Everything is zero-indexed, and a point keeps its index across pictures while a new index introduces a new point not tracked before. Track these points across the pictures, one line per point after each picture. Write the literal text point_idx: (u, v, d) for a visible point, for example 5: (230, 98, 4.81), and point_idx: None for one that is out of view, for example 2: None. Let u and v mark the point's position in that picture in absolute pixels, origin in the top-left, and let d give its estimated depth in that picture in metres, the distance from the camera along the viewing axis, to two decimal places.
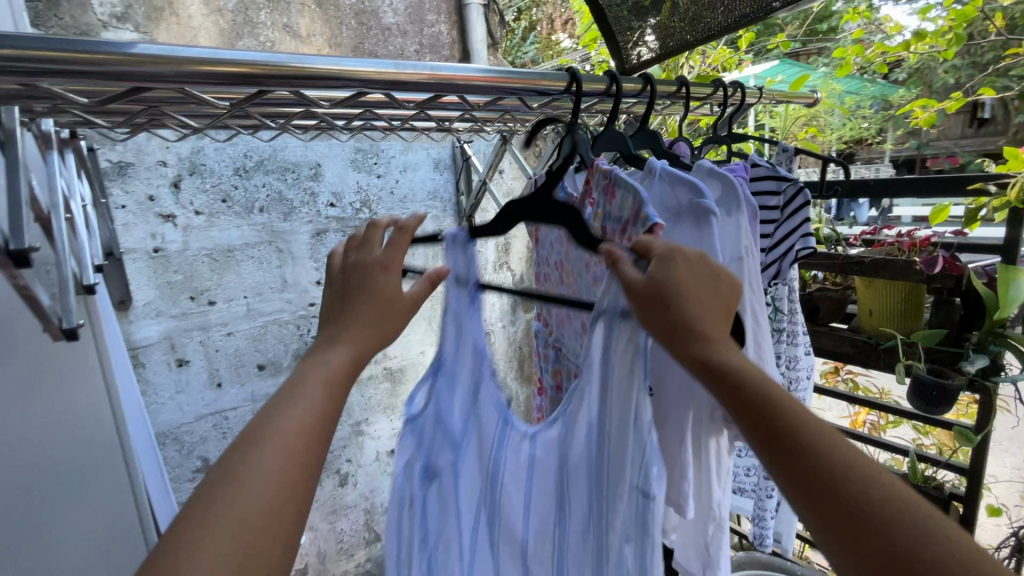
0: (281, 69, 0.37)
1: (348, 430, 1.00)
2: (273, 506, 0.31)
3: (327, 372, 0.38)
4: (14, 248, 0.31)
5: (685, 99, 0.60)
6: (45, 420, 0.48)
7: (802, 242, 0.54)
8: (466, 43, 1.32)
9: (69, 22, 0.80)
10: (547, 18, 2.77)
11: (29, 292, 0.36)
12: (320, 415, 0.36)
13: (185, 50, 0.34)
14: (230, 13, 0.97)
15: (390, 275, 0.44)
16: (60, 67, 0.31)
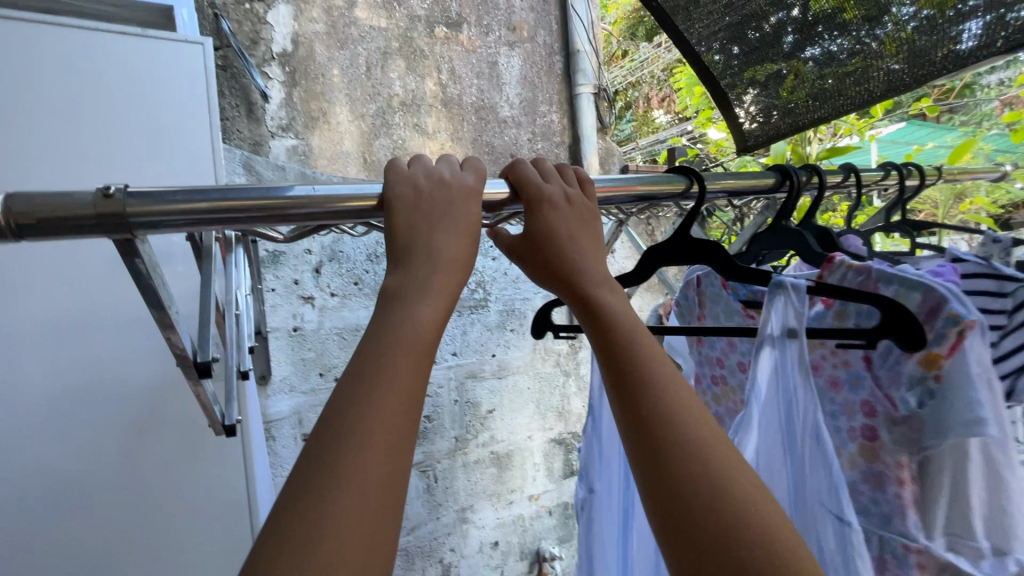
0: (427, 182, 0.37)
1: (453, 516, 0.97)
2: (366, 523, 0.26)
3: (412, 336, 0.32)
4: (201, 361, 0.37)
5: (856, 188, 0.57)
6: (204, 490, 0.62)
7: None
8: (576, 128, 1.37)
9: (246, 135, 0.96)
10: (644, 97, 2.87)
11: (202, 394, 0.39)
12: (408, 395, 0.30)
13: (339, 188, 0.37)
14: (371, 118, 1.10)
15: (462, 215, 0.37)
16: (249, 207, 0.34)
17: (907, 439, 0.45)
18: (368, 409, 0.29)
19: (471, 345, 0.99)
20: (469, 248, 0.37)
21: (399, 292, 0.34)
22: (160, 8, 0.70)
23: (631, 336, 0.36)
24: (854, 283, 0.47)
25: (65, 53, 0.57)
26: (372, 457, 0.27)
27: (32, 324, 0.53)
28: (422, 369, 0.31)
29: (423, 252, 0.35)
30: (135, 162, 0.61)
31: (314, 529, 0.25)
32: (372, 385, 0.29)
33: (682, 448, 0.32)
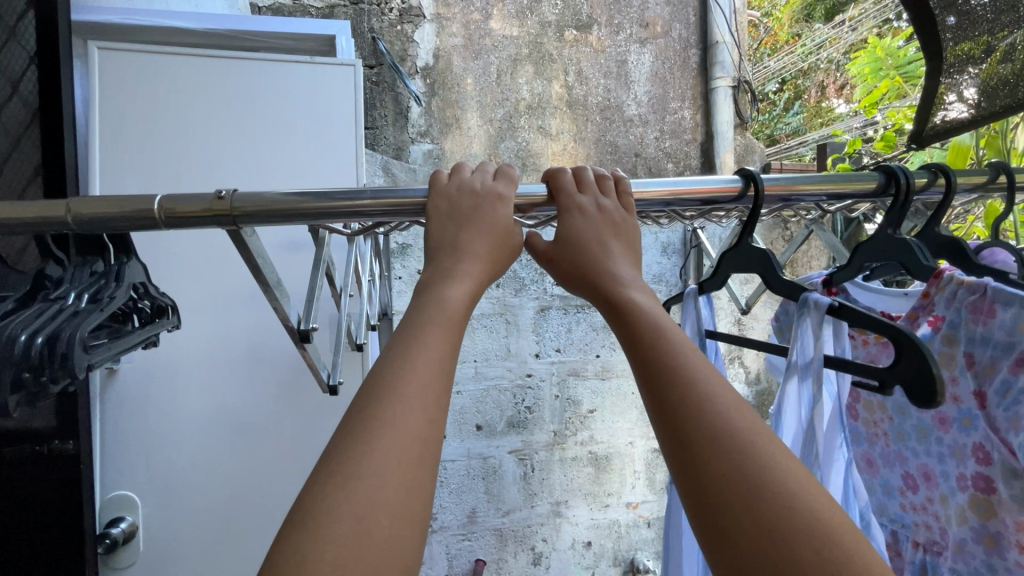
0: (465, 186, 0.41)
1: (547, 508, 1.00)
2: (403, 453, 0.28)
3: (445, 305, 0.35)
4: (304, 328, 0.44)
5: (1008, 191, 0.48)
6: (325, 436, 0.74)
7: None
8: (710, 124, 1.28)
9: (391, 142, 1.11)
10: (818, 85, 2.53)
11: (312, 360, 0.48)
12: (445, 352, 0.33)
13: (400, 191, 0.40)
14: (498, 122, 1.17)
15: (497, 211, 0.40)
16: (315, 207, 0.38)
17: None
18: (406, 367, 0.31)
19: (576, 343, 1.00)
20: (495, 247, 0.40)
21: (428, 286, 0.37)
22: (328, 37, 0.86)
23: (660, 331, 0.36)
24: (966, 302, 0.41)
25: (259, 85, 0.75)
26: (413, 407, 0.30)
27: (229, 290, 0.72)
28: (454, 343, 0.34)
29: (452, 250, 0.39)
30: (301, 168, 0.76)
31: (359, 452, 0.27)
32: (409, 352, 0.32)
33: (714, 434, 0.30)
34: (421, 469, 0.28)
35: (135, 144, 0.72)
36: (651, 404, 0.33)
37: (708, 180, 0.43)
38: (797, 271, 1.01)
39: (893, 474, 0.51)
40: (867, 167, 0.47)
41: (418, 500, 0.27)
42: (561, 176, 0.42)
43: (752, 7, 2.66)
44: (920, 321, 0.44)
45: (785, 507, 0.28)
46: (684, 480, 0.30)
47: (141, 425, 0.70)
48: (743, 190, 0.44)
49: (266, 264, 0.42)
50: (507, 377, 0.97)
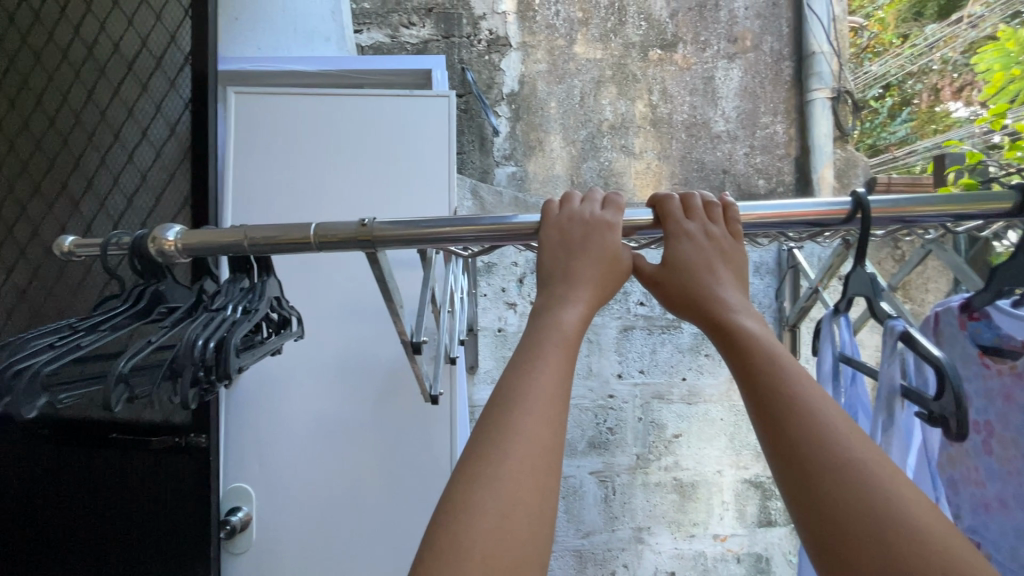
0: (571, 212, 0.42)
1: (629, 533, 0.97)
2: (535, 464, 0.30)
3: (559, 327, 0.37)
4: (415, 340, 0.48)
5: None
6: (419, 443, 0.78)
7: None
8: (805, 138, 1.22)
9: (478, 166, 1.17)
10: (930, 89, 2.30)
11: (418, 372, 0.51)
12: (565, 368, 0.35)
13: (511, 218, 0.43)
14: (580, 143, 1.20)
15: (608, 238, 0.42)
16: (428, 233, 0.42)
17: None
18: (532, 378, 0.33)
19: (660, 365, 0.98)
20: (604, 273, 0.41)
21: (541, 309, 0.39)
22: (426, 72, 0.93)
23: (774, 356, 0.35)
24: None
25: (366, 119, 0.82)
26: (541, 419, 0.32)
27: (336, 305, 0.79)
28: (574, 359, 0.36)
29: (563, 277, 0.41)
30: (400, 192, 0.82)
31: (495, 459, 0.30)
32: (532, 366, 0.34)
33: (838, 465, 0.30)
34: (551, 475, 0.30)
35: (262, 174, 0.81)
36: (763, 427, 0.33)
37: (815, 202, 0.42)
38: (911, 295, 0.93)
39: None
40: (1004, 183, 0.43)
41: (549, 504, 0.29)
42: (669, 201, 0.43)
43: (851, 12, 2.50)
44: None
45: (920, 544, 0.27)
46: (809, 520, 0.30)
47: (260, 424, 0.78)
48: (852, 213, 0.42)
49: (390, 282, 0.46)
50: (588, 397, 0.97)
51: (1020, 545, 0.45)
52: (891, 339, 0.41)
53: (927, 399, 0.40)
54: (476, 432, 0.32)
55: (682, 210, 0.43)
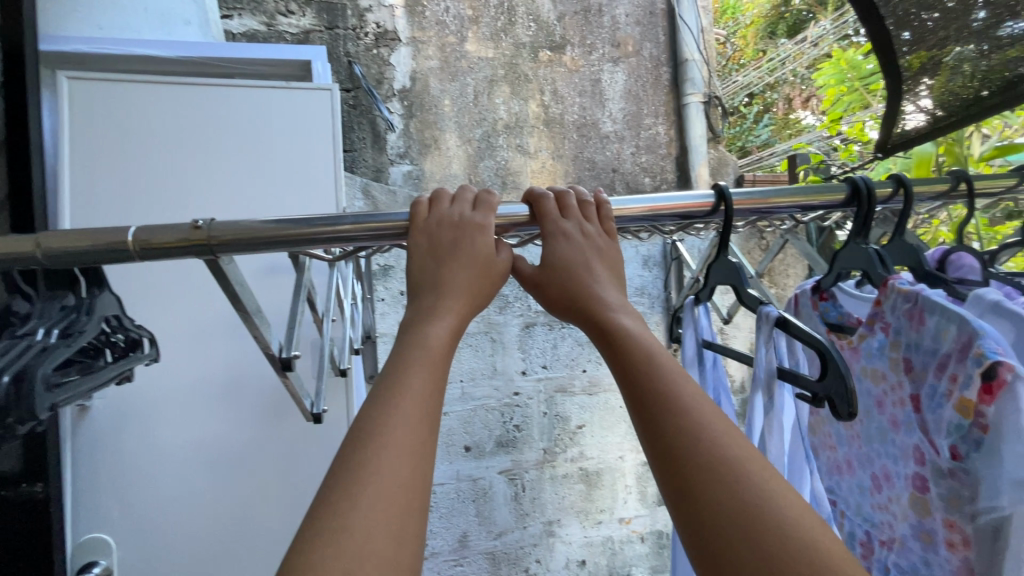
0: (447, 214, 0.41)
1: (540, 528, 0.98)
2: (394, 506, 0.29)
3: (428, 347, 0.36)
4: (285, 355, 0.43)
5: (969, 199, 0.49)
6: (313, 462, 0.73)
7: None
8: (683, 139, 1.31)
9: (371, 164, 1.12)
10: (785, 98, 2.61)
11: (294, 391, 0.47)
12: (431, 393, 0.34)
13: (380, 217, 0.41)
14: (476, 142, 1.19)
15: (482, 241, 0.41)
16: (288, 234, 0.38)
17: (956, 495, 0.40)
18: (393, 409, 0.32)
19: (562, 359, 1.00)
20: (480, 280, 0.41)
21: (414, 323, 0.38)
22: (304, 63, 0.86)
23: (655, 357, 0.36)
24: (905, 310, 0.43)
25: (235, 112, 0.74)
26: (400, 453, 0.31)
27: (207, 318, 0.71)
28: (441, 381, 0.35)
29: (434, 287, 0.40)
30: (278, 193, 0.75)
31: (348, 506, 0.28)
32: (395, 407, 0.32)
33: (711, 463, 0.31)
34: (414, 516, 0.29)
35: (104, 172, 0.70)
36: (647, 432, 0.34)
37: (682, 196, 0.44)
38: (775, 280, 1.03)
39: (863, 476, 0.50)
40: (836, 178, 0.48)
41: (410, 545, 0.28)
42: (545, 199, 0.43)
43: (718, 26, 2.76)
44: (876, 328, 0.47)
45: (780, 534, 0.28)
46: (684, 514, 0.31)
47: (117, 460, 0.68)
48: (715, 206, 0.45)
49: (246, 291, 0.41)
50: (494, 397, 0.97)
51: (862, 499, 0.50)
52: (767, 327, 0.43)
53: (808, 382, 0.41)
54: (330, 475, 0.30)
55: (558, 210, 0.43)
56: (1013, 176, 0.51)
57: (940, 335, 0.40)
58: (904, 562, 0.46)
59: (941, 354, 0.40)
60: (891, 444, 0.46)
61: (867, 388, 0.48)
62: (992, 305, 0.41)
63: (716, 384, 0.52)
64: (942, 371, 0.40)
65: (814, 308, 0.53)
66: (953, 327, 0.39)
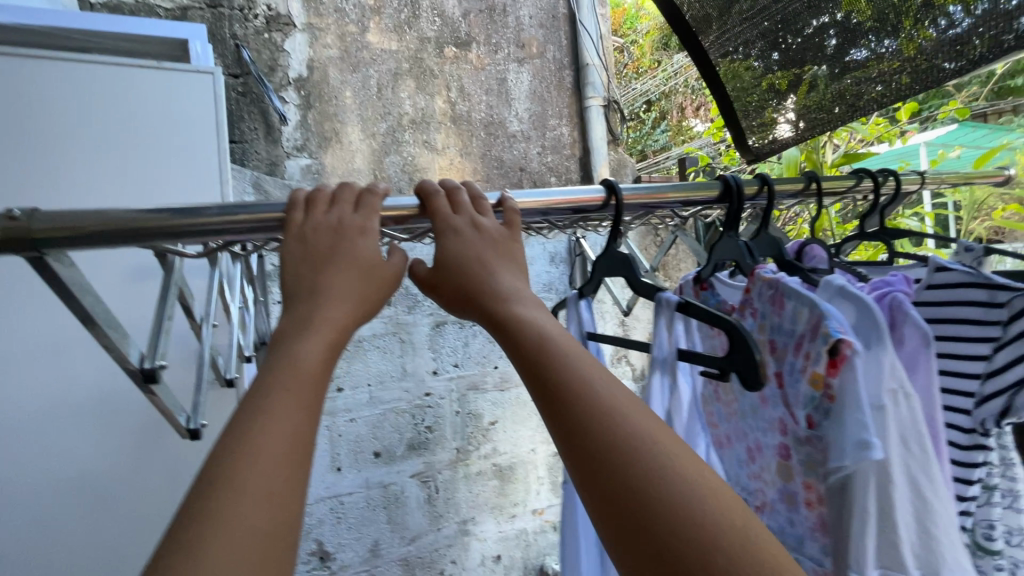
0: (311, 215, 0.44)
1: (454, 528, 0.97)
2: (249, 536, 0.30)
3: (293, 365, 0.37)
4: (148, 368, 0.39)
5: (818, 197, 0.56)
6: None
7: None
8: (586, 140, 1.37)
9: (264, 157, 1.04)
10: (677, 106, 2.82)
11: (164, 408, 0.42)
12: (294, 416, 0.35)
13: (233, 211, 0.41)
14: (381, 136, 1.15)
15: (365, 238, 0.43)
16: (124, 228, 0.38)
17: (812, 460, 0.46)
18: (248, 441, 0.33)
19: (474, 357, 1.00)
20: (364, 276, 0.43)
21: (292, 328, 0.39)
22: (178, 42, 0.78)
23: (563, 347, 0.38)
24: (768, 296, 0.48)
25: (95, 95, 0.66)
26: (255, 484, 0.32)
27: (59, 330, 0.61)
28: (304, 401, 0.36)
29: (317, 285, 0.41)
30: (153, 186, 0.69)
31: (196, 547, 0.29)
32: (251, 437, 0.33)
33: (602, 438, 0.34)
34: (271, 541, 0.30)
35: None
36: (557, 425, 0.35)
37: (576, 190, 0.47)
38: (669, 274, 1.11)
39: (739, 448, 0.55)
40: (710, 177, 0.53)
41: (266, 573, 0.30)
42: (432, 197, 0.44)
43: (617, 35, 2.91)
44: (747, 313, 0.51)
45: (680, 508, 0.31)
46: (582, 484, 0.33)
47: None
48: (607, 199, 0.47)
49: (92, 293, 0.38)
50: (405, 399, 0.94)
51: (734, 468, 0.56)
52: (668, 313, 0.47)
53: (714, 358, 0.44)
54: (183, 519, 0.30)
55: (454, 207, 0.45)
56: (850, 176, 0.58)
57: (795, 317, 0.45)
58: (774, 525, 0.51)
59: (796, 333, 0.46)
60: (760, 420, 0.51)
61: None
62: (838, 288, 0.47)
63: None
64: (799, 349, 0.45)
65: (696, 296, 0.57)
66: (806, 309, 0.44)
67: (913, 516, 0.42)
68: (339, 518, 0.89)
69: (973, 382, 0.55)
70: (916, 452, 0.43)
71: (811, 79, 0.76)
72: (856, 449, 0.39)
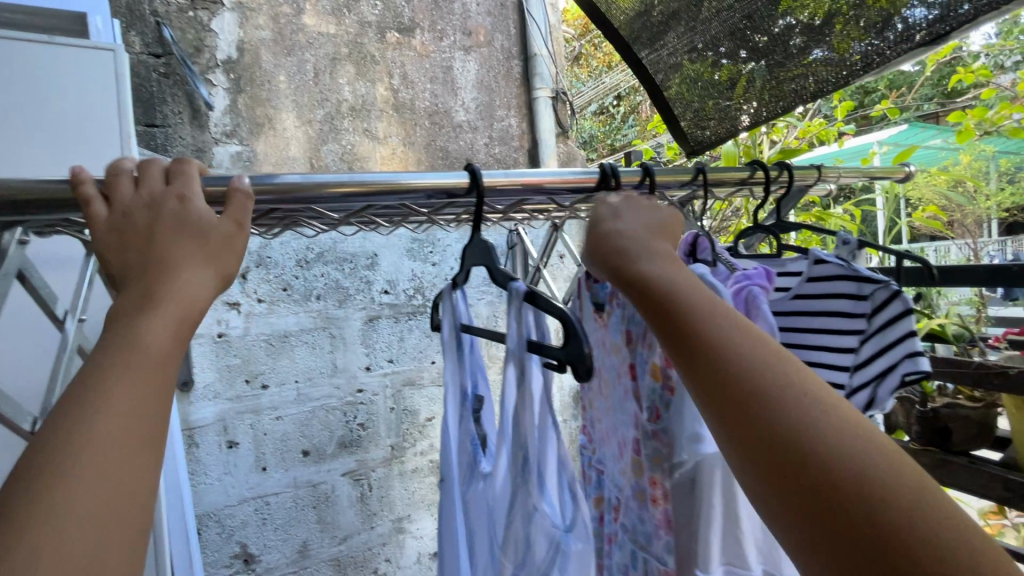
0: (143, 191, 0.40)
1: (389, 526, 0.96)
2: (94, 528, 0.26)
3: (132, 345, 0.32)
4: None
5: (705, 188, 0.54)
6: None
7: (910, 362, 0.47)
8: (534, 133, 1.35)
9: (188, 142, 0.98)
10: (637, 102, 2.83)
11: None
12: (136, 402, 0.30)
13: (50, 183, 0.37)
14: (318, 123, 1.11)
15: (189, 202, 0.38)
16: None
17: (657, 455, 0.44)
18: (85, 431, 0.28)
19: (409, 352, 0.98)
20: (208, 245, 0.38)
21: (129, 307, 0.33)
22: (76, 15, 0.72)
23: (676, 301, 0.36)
24: None
25: None
26: (91, 478, 0.27)
27: None
28: (150, 384, 0.31)
29: (145, 249, 0.36)
30: (40, 155, 0.64)
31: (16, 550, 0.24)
32: (85, 427, 0.29)
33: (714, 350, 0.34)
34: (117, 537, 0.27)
35: None
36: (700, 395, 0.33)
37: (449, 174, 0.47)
38: None
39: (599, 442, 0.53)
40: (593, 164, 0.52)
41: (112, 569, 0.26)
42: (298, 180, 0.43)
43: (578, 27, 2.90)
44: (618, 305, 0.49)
45: (821, 449, 0.28)
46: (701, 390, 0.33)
47: None
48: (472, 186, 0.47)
49: None
50: (335, 396, 0.91)
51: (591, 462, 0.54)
52: (517, 301, 0.41)
53: (554, 349, 0.40)
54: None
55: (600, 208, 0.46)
56: (747, 168, 0.56)
57: None
58: (627, 523, 0.46)
59: None
60: (622, 411, 0.48)
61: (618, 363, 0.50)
62: (701, 280, 0.44)
63: (473, 366, 0.47)
64: None
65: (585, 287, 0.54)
66: None
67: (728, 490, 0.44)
68: (264, 519, 0.86)
69: (843, 373, 0.53)
70: None
71: (745, 77, 0.76)
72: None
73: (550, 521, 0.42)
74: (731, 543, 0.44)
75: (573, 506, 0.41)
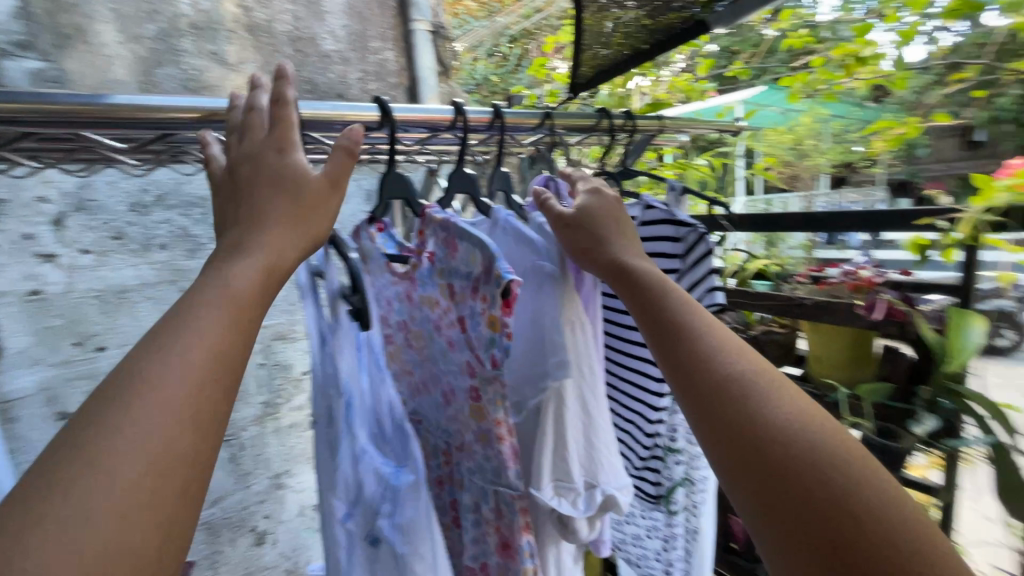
0: None
1: (267, 483, 0.93)
2: (143, 479, 0.28)
3: (221, 315, 0.34)
4: None
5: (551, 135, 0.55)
6: None
7: (709, 297, 0.53)
8: (412, 70, 1.28)
9: None
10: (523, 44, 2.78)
11: None
12: (206, 370, 0.32)
13: None
14: (149, 40, 0.93)
15: (285, 156, 0.42)
16: None
17: (498, 396, 0.47)
18: (158, 380, 0.30)
19: (278, 305, 0.93)
20: (292, 207, 0.41)
21: (212, 264, 0.37)
22: None
23: (666, 290, 0.42)
24: (441, 237, 0.48)
25: None
26: (162, 430, 0.29)
27: None
28: (230, 351, 0.34)
29: (245, 220, 0.40)
30: None
31: (85, 487, 0.26)
32: (157, 378, 0.30)
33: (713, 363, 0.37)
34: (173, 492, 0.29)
35: None
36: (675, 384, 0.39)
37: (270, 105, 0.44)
38: None
39: (436, 394, 0.55)
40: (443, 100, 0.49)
41: (170, 520, 0.28)
42: None
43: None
44: (424, 257, 0.51)
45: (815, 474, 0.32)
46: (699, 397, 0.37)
47: None
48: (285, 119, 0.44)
49: None
50: None
51: (440, 415, 0.56)
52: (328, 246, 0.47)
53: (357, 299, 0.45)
54: (54, 453, 0.27)
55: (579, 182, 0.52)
56: (591, 112, 0.59)
57: (464, 258, 0.46)
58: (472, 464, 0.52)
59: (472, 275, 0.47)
60: (452, 366, 0.51)
61: (428, 318, 0.53)
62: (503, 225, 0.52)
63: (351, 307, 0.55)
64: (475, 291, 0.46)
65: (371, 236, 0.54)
66: (478, 253, 0.45)
67: (555, 421, 0.48)
68: None
69: None
70: (585, 372, 0.48)
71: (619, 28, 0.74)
72: (555, 368, 0.48)
73: (382, 461, 0.48)
74: (560, 463, 0.48)
75: (405, 448, 0.48)
